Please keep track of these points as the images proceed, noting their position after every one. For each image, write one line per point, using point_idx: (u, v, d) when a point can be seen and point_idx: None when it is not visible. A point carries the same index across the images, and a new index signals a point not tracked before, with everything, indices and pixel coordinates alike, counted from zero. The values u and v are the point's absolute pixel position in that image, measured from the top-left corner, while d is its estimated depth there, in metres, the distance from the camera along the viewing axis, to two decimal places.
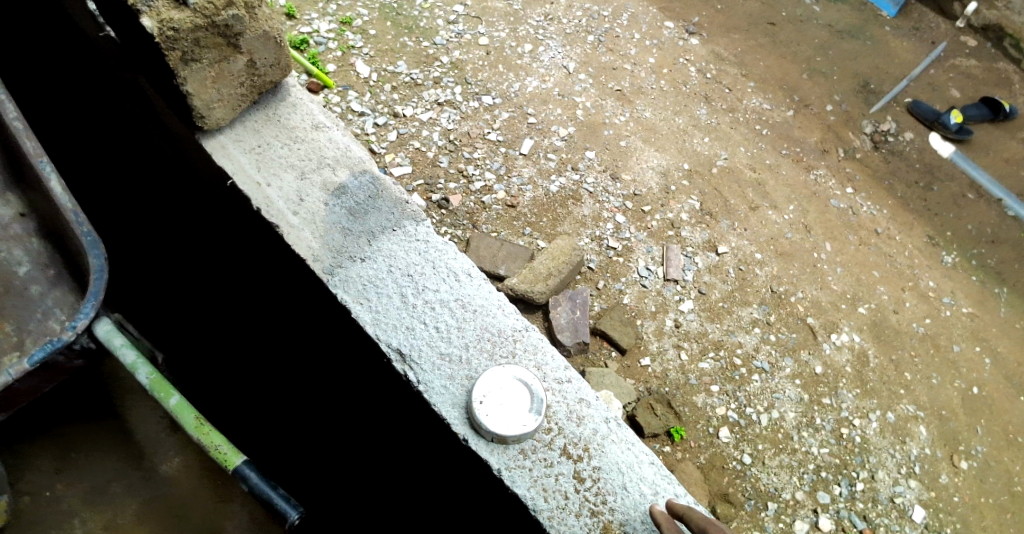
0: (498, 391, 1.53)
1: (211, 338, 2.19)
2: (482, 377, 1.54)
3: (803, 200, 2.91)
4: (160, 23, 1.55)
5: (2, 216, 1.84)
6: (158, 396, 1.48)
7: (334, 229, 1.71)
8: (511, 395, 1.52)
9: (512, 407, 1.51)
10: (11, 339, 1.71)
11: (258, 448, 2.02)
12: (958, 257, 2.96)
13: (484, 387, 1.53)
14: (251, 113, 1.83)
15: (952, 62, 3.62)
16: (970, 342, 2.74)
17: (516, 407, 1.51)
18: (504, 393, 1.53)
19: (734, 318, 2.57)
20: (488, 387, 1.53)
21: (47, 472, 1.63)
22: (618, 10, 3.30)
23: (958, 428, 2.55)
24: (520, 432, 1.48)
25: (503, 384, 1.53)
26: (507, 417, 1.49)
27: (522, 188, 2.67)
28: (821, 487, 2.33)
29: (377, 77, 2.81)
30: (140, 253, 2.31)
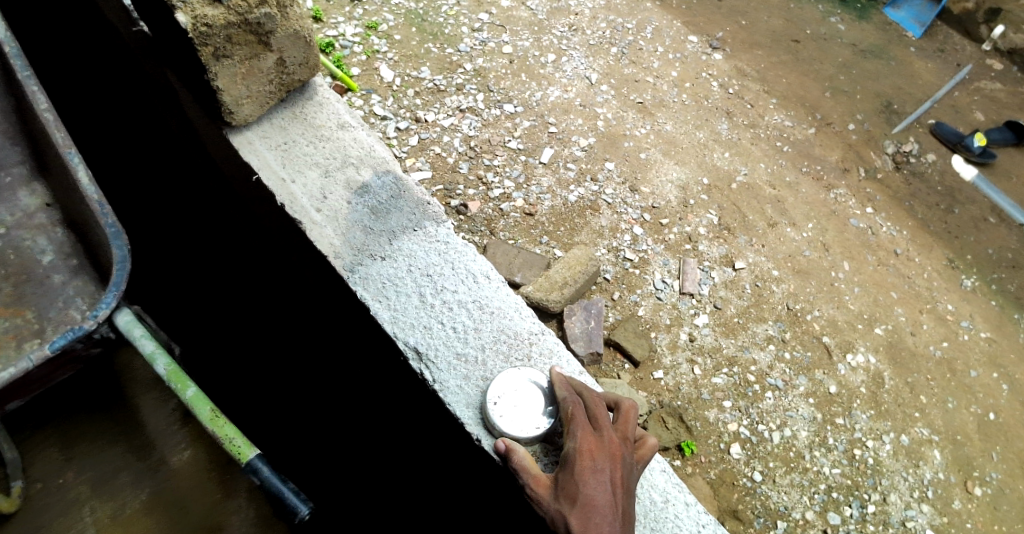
0: (513, 392, 1.52)
1: (228, 331, 2.20)
2: (496, 378, 1.54)
3: (822, 218, 2.90)
4: (194, 19, 1.57)
5: (28, 206, 1.88)
6: (175, 387, 1.47)
7: (356, 227, 1.72)
8: (525, 395, 1.52)
9: (527, 409, 1.50)
10: (32, 327, 1.74)
11: (272, 443, 2.03)
12: (977, 281, 2.94)
13: (498, 388, 1.52)
14: (279, 111, 1.84)
15: (976, 85, 3.61)
16: (987, 368, 2.71)
17: (532, 409, 1.50)
18: (518, 394, 1.52)
19: (749, 334, 2.56)
20: (502, 387, 1.53)
21: (57, 461, 1.66)
22: (642, 23, 3.31)
23: (973, 454, 2.52)
24: (535, 433, 1.46)
25: (519, 384, 1.53)
26: (521, 418, 1.48)
27: (541, 197, 2.68)
28: (831, 508, 2.31)
29: (400, 82, 2.84)
30: (160, 242, 2.33)
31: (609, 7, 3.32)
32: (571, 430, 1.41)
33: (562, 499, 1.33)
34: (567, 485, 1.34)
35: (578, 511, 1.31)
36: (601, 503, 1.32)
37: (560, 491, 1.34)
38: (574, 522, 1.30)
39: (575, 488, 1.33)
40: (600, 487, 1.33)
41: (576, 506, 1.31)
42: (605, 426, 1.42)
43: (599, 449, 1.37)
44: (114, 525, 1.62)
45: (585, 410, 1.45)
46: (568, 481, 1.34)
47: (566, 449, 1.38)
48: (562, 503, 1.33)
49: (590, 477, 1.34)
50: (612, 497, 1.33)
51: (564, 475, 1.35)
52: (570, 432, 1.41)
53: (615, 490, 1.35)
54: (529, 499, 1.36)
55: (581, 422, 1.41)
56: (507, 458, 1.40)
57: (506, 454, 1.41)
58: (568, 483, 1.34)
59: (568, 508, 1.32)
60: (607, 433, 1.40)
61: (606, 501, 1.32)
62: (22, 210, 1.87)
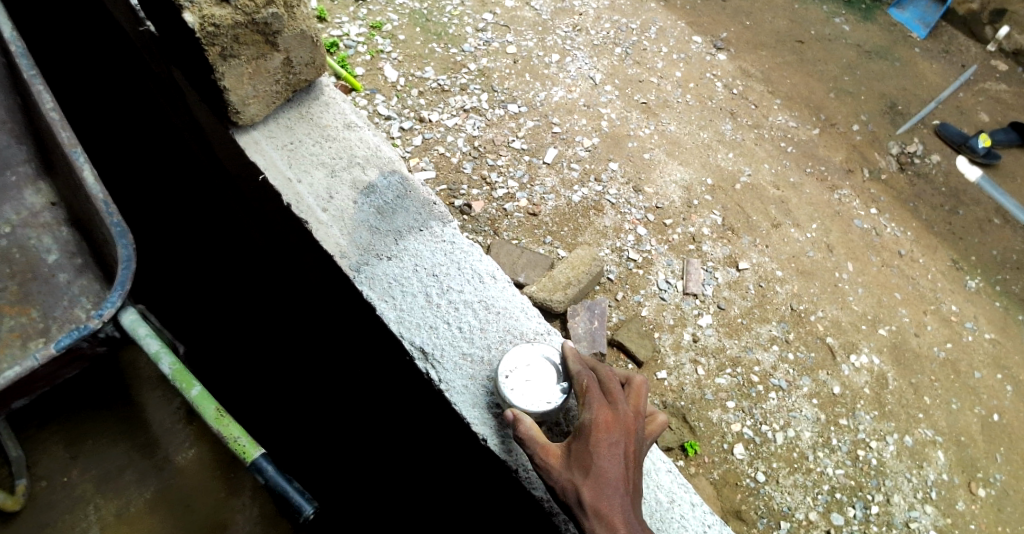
0: (525, 367, 1.52)
1: (232, 331, 2.21)
2: (508, 353, 1.55)
3: (826, 219, 2.90)
4: (201, 19, 1.58)
5: (34, 205, 1.89)
6: (179, 386, 1.46)
7: (362, 227, 1.71)
8: (538, 369, 1.52)
9: (540, 383, 1.50)
10: (37, 325, 1.75)
11: (277, 443, 2.04)
12: (981, 282, 2.94)
13: (510, 362, 1.53)
14: (285, 110, 1.84)
15: (980, 86, 3.61)
16: (991, 369, 2.71)
17: (545, 383, 1.49)
18: (530, 368, 1.52)
19: (752, 335, 2.56)
20: (514, 361, 1.53)
21: (62, 459, 1.67)
22: (646, 24, 3.31)
23: (977, 455, 2.52)
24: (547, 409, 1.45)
25: (532, 358, 1.53)
26: (533, 392, 1.48)
27: (544, 197, 2.68)
28: (835, 509, 2.31)
29: (404, 81, 2.84)
30: (166, 240, 2.33)
31: (613, 7, 3.32)
32: (585, 402, 1.40)
33: (574, 469, 1.32)
34: (580, 456, 1.33)
35: (591, 482, 1.29)
36: (614, 475, 1.31)
37: (572, 461, 1.33)
38: (587, 492, 1.28)
39: (589, 459, 1.31)
40: (615, 458, 1.32)
41: (589, 477, 1.30)
42: (620, 399, 1.41)
43: (614, 422, 1.36)
44: (118, 523, 1.63)
45: (600, 384, 1.44)
46: (582, 451, 1.33)
47: (580, 420, 1.38)
48: (575, 474, 1.31)
49: (604, 449, 1.33)
50: (625, 471, 1.32)
51: (577, 445, 1.34)
52: (584, 403, 1.40)
53: (628, 464, 1.33)
54: (540, 468, 1.35)
55: (596, 395, 1.40)
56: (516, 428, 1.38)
57: (514, 423, 1.39)
58: (581, 453, 1.33)
59: (580, 478, 1.30)
60: (622, 407, 1.39)
61: (618, 474, 1.31)
62: (28, 209, 1.88)
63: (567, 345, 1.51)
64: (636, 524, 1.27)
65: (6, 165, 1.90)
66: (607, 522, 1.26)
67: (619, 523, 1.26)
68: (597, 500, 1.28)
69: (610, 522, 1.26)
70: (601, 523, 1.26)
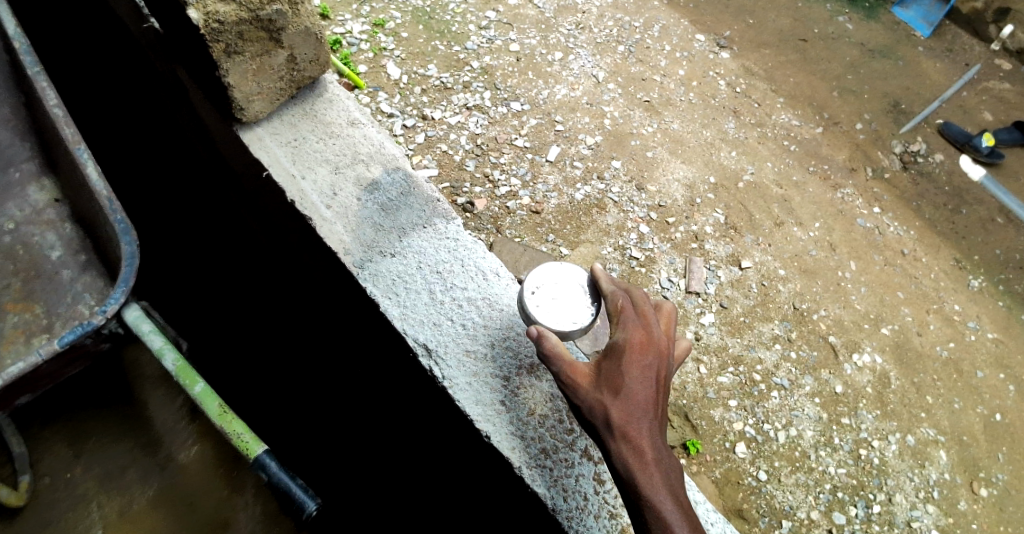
0: (552, 285, 1.57)
1: (236, 331, 2.22)
2: (536, 269, 1.58)
3: (829, 218, 2.90)
4: (206, 15, 1.57)
5: (37, 202, 1.89)
6: (183, 382, 1.45)
7: (366, 224, 1.69)
8: (565, 288, 1.57)
9: (566, 302, 1.55)
10: (41, 322, 1.76)
11: (281, 441, 2.06)
12: (984, 281, 2.93)
13: (538, 277, 1.57)
14: (288, 107, 1.84)
15: (984, 85, 3.60)
16: (993, 369, 2.71)
17: (571, 303, 1.55)
18: (557, 287, 1.57)
19: (755, 334, 2.56)
20: (542, 277, 1.57)
21: (66, 456, 1.67)
22: (649, 22, 3.31)
23: (979, 455, 2.51)
24: (574, 328, 1.51)
25: (560, 276, 1.58)
26: (558, 310, 1.53)
27: (547, 195, 2.68)
28: (837, 508, 2.31)
29: (407, 79, 2.84)
30: (169, 241, 2.34)
31: (616, 5, 3.32)
32: (618, 322, 1.40)
33: (604, 388, 1.31)
34: (610, 376, 1.32)
35: (621, 403, 1.29)
36: (645, 398, 1.31)
37: (602, 381, 1.32)
38: (616, 412, 1.28)
39: (620, 380, 1.31)
40: (645, 379, 1.32)
41: (620, 397, 1.29)
42: (652, 321, 1.41)
43: (647, 344, 1.36)
44: (122, 522, 1.64)
45: (633, 306, 1.44)
46: (612, 370, 1.33)
47: (612, 340, 1.37)
48: (604, 393, 1.31)
49: (635, 369, 1.32)
50: (655, 394, 1.32)
51: (608, 365, 1.34)
52: (617, 324, 1.40)
53: (659, 388, 1.33)
54: (568, 385, 1.34)
55: (630, 316, 1.40)
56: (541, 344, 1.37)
57: (539, 341, 1.38)
58: (612, 373, 1.32)
59: (610, 398, 1.30)
60: (655, 331, 1.40)
61: (649, 396, 1.31)
62: (31, 206, 1.88)
63: (599, 267, 1.53)
64: (662, 449, 1.28)
65: (9, 163, 1.90)
66: (634, 445, 1.26)
67: (647, 447, 1.26)
68: (626, 421, 1.27)
69: (638, 445, 1.26)
70: (628, 446, 1.26)
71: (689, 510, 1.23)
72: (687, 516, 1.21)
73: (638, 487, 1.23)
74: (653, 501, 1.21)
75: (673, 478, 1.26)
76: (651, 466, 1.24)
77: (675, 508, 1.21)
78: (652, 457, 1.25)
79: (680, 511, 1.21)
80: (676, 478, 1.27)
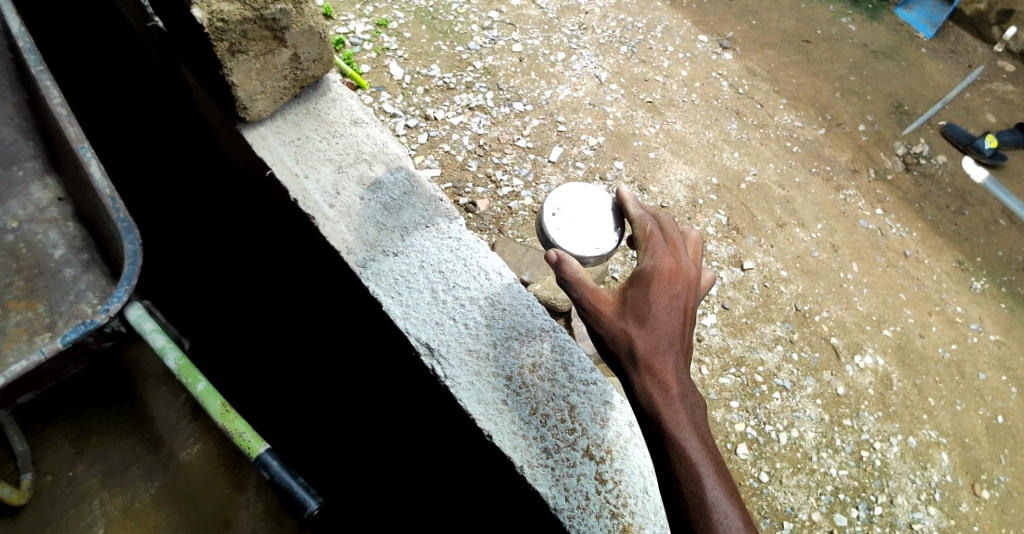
0: (572, 207, 1.58)
1: (240, 329, 2.22)
2: (556, 192, 1.60)
3: (831, 219, 2.89)
4: (210, 14, 1.57)
5: (40, 200, 1.89)
6: (185, 381, 1.45)
7: (368, 223, 1.68)
8: (587, 213, 1.57)
9: (587, 226, 1.56)
10: (44, 320, 1.77)
11: (284, 441, 2.05)
12: (987, 283, 2.93)
13: (560, 199, 1.59)
14: (292, 107, 1.84)
15: (987, 87, 3.60)
16: (996, 371, 2.70)
17: (592, 228, 1.55)
18: (579, 211, 1.58)
19: (757, 335, 2.56)
20: (564, 200, 1.59)
21: (68, 454, 1.67)
22: (652, 22, 3.31)
23: (981, 457, 2.51)
24: (592, 254, 1.52)
25: (583, 201, 1.59)
26: (579, 233, 1.54)
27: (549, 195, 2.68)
28: (838, 509, 2.31)
29: (410, 79, 2.84)
30: (173, 238, 2.34)
31: (619, 5, 3.32)
32: (646, 249, 1.39)
33: (629, 316, 1.31)
34: (637, 306, 1.32)
35: (645, 332, 1.28)
36: (670, 329, 1.30)
37: (627, 309, 1.32)
38: (642, 341, 1.28)
39: (646, 308, 1.31)
40: (672, 308, 1.31)
41: (644, 327, 1.29)
42: (681, 251, 1.40)
43: (676, 273, 1.35)
44: (123, 519, 1.64)
45: (662, 232, 1.42)
46: (637, 299, 1.32)
47: (639, 268, 1.36)
48: (629, 322, 1.31)
49: (662, 299, 1.32)
50: (681, 326, 1.31)
51: (634, 293, 1.33)
52: (645, 249, 1.39)
53: (685, 321, 1.32)
54: (591, 313, 1.34)
55: (659, 242, 1.39)
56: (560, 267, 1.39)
57: (558, 264, 1.40)
58: (638, 301, 1.32)
59: (636, 326, 1.30)
60: (684, 260, 1.38)
61: (675, 328, 1.30)
62: (34, 205, 1.88)
63: (627, 190, 1.50)
64: (687, 385, 1.26)
65: (13, 161, 1.90)
66: (659, 380, 1.25)
67: (672, 381, 1.25)
68: (650, 352, 1.27)
69: (663, 380, 1.25)
70: (653, 380, 1.25)
71: (718, 458, 1.18)
72: (712, 457, 1.18)
73: (662, 423, 1.20)
74: (678, 439, 1.18)
75: (697, 416, 1.23)
76: (676, 403, 1.22)
77: (699, 446, 1.18)
78: (678, 395, 1.23)
79: (707, 453, 1.18)
80: (702, 417, 1.24)
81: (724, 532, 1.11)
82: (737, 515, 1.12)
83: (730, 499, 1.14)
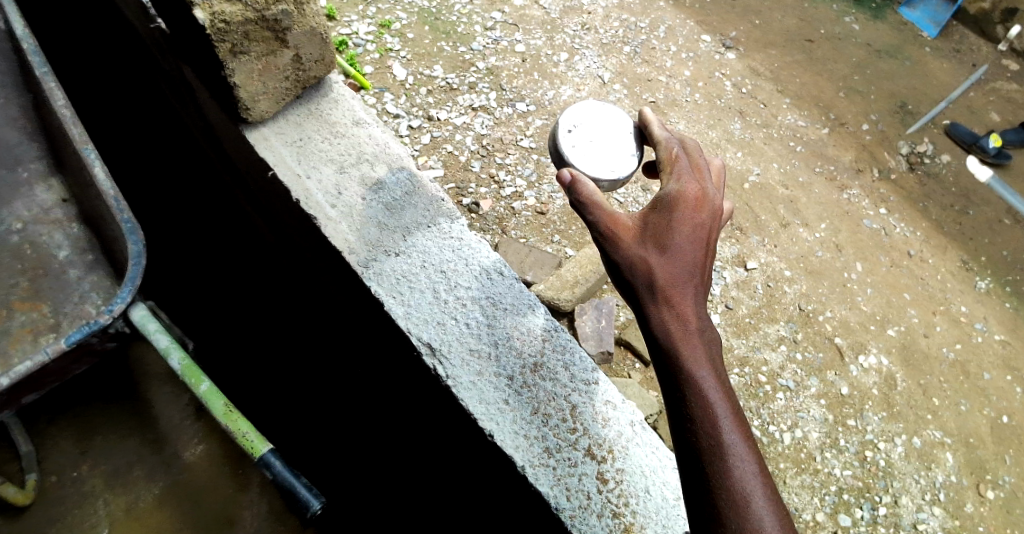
0: (589, 127, 1.49)
1: (242, 331, 2.23)
2: (574, 108, 1.51)
3: (835, 219, 2.89)
4: (212, 15, 1.57)
5: (45, 202, 1.90)
6: (189, 381, 1.46)
7: (370, 223, 1.68)
8: (603, 133, 1.49)
9: (604, 147, 1.47)
10: (48, 321, 1.77)
11: (287, 442, 2.07)
12: (992, 283, 2.92)
13: (577, 116, 1.50)
14: (294, 108, 1.84)
15: (991, 86, 3.60)
16: (1000, 371, 2.69)
17: (609, 149, 1.47)
18: (596, 130, 1.49)
19: (760, 335, 2.55)
20: (581, 116, 1.50)
21: (72, 453, 1.68)
22: (655, 22, 3.30)
23: (986, 457, 2.50)
24: (608, 175, 1.43)
25: (601, 121, 1.50)
26: (594, 153, 1.46)
27: (552, 195, 2.68)
28: (842, 510, 2.30)
29: (413, 80, 2.84)
30: (174, 242, 2.34)
31: (622, 6, 3.32)
32: (670, 174, 1.31)
33: (650, 243, 1.22)
34: (658, 232, 1.23)
35: (666, 260, 1.21)
36: (692, 260, 1.22)
37: (648, 235, 1.23)
38: (662, 271, 1.20)
39: (669, 236, 1.22)
40: (695, 237, 1.23)
41: (665, 255, 1.21)
42: (706, 180, 1.32)
43: (701, 202, 1.27)
44: (128, 519, 1.64)
45: (686, 158, 1.35)
46: (660, 225, 1.24)
47: (662, 193, 1.27)
48: (650, 249, 1.22)
49: (685, 226, 1.23)
50: (703, 257, 1.23)
51: (656, 219, 1.24)
52: (670, 174, 1.31)
53: (707, 252, 1.24)
54: (609, 236, 1.24)
55: (684, 169, 1.31)
56: (575, 187, 1.27)
57: (571, 184, 1.27)
58: (661, 227, 1.23)
59: (657, 255, 1.21)
60: (710, 188, 1.31)
61: (698, 259, 1.22)
62: (39, 206, 1.89)
63: (650, 112, 1.43)
64: (706, 321, 1.19)
65: (17, 162, 1.90)
66: (677, 312, 1.18)
67: (691, 315, 1.18)
68: (669, 282, 1.19)
69: (681, 313, 1.18)
70: (671, 313, 1.18)
71: (732, 398, 1.14)
72: (728, 396, 1.14)
73: (679, 359, 1.14)
74: (694, 377, 1.13)
75: (714, 353, 1.17)
76: (694, 337, 1.16)
77: (716, 385, 1.13)
78: (695, 328, 1.17)
79: (723, 393, 1.13)
80: (717, 355, 1.19)
81: (737, 473, 1.08)
82: (752, 458, 1.09)
83: (744, 440, 1.10)
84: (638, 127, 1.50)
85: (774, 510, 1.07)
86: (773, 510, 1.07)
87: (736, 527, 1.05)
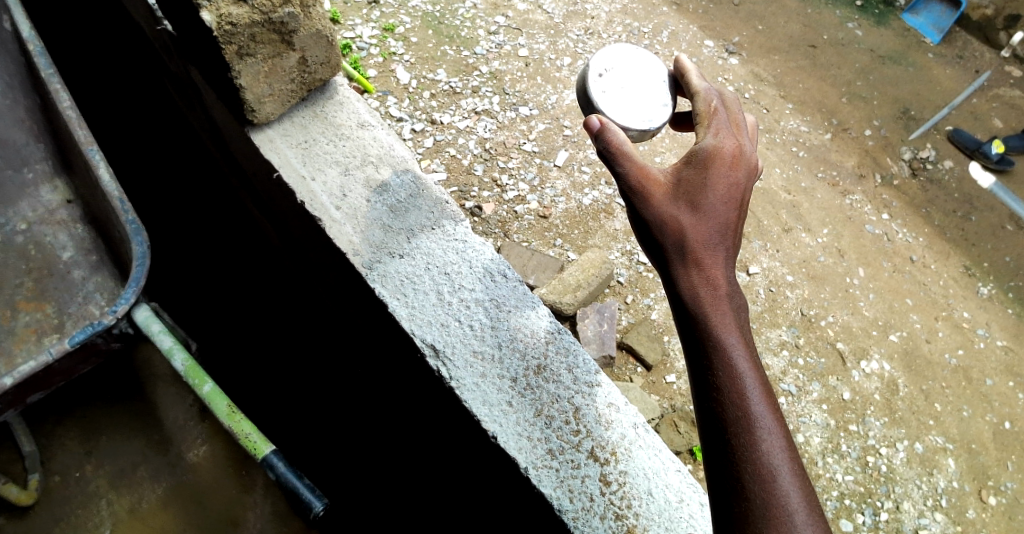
0: (622, 72, 1.47)
1: (244, 331, 2.23)
2: (604, 52, 1.48)
3: (837, 224, 2.89)
4: (218, 17, 1.59)
5: (50, 202, 1.91)
6: (192, 382, 1.47)
7: (375, 225, 1.68)
8: (634, 79, 1.46)
9: (635, 93, 1.45)
10: (52, 321, 1.78)
11: (291, 442, 2.08)
12: (994, 289, 2.92)
13: (609, 60, 1.47)
14: (299, 110, 1.85)
15: (994, 92, 3.61)
16: (1003, 376, 2.69)
17: (641, 97, 1.45)
18: (627, 77, 1.47)
19: (762, 339, 2.55)
20: (613, 60, 1.47)
21: (77, 454, 1.69)
22: (658, 27, 3.32)
23: (988, 463, 2.50)
24: (640, 125, 1.41)
25: (633, 67, 1.48)
26: (626, 100, 1.44)
27: (555, 199, 2.69)
28: (844, 515, 2.29)
29: (417, 83, 2.85)
30: (178, 243, 2.35)
31: (625, 10, 3.33)
32: (707, 128, 1.29)
33: (682, 201, 1.21)
34: (691, 191, 1.22)
35: (698, 219, 1.19)
36: (723, 222, 1.21)
37: (680, 192, 1.22)
38: (693, 232, 1.18)
39: (702, 195, 1.21)
40: (729, 196, 1.22)
41: (697, 214, 1.20)
42: (742, 137, 1.31)
43: (737, 160, 1.25)
44: (131, 520, 1.65)
45: (723, 112, 1.33)
46: (693, 183, 1.22)
47: (696, 148, 1.26)
48: (681, 208, 1.20)
49: (720, 185, 1.22)
50: (735, 220, 1.22)
51: (690, 175, 1.23)
52: (706, 128, 1.29)
53: (740, 214, 1.23)
54: (639, 192, 1.21)
55: (722, 123, 1.29)
56: (603, 135, 1.24)
57: (600, 131, 1.25)
58: (694, 185, 1.22)
59: (688, 214, 1.20)
60: (745, 146, 1.29)
61: (729, 221, 1.21)
62: (43, 206, 1.90)
63: (688, 61, 1.41)
64: (734, 287, 1.18)
65: (24, 163, 1.91)
66: (706, 277, 1.17)
67: (720, 279, 1.17)
68: (700, 245, 1.18)
69: (711, 278, 1.17)
70: (700, 277, 1.17)
71: (761, 369, 1.13)
72: (756, 367, 1.12)
73: (707, 326, 1.14)
74: (723, 345, 1.12)
75: (743, 322, 1.16)
76: (723, 303, 1.15)
77: (745, 354, 1.12)
78: (725, 294, 1.16)
79: (751, 363, 1.12)
80: (746, 323, 1.18)
81: (764, 448, 1.06)
82: (779, 433, 1.08)
83: (771, 413, 1.09)
84: (672, 76, 1.48)
85: (801, 488, 1.06)
86: (798, 487, 1.05)
87: (760, 502, 1.04)
